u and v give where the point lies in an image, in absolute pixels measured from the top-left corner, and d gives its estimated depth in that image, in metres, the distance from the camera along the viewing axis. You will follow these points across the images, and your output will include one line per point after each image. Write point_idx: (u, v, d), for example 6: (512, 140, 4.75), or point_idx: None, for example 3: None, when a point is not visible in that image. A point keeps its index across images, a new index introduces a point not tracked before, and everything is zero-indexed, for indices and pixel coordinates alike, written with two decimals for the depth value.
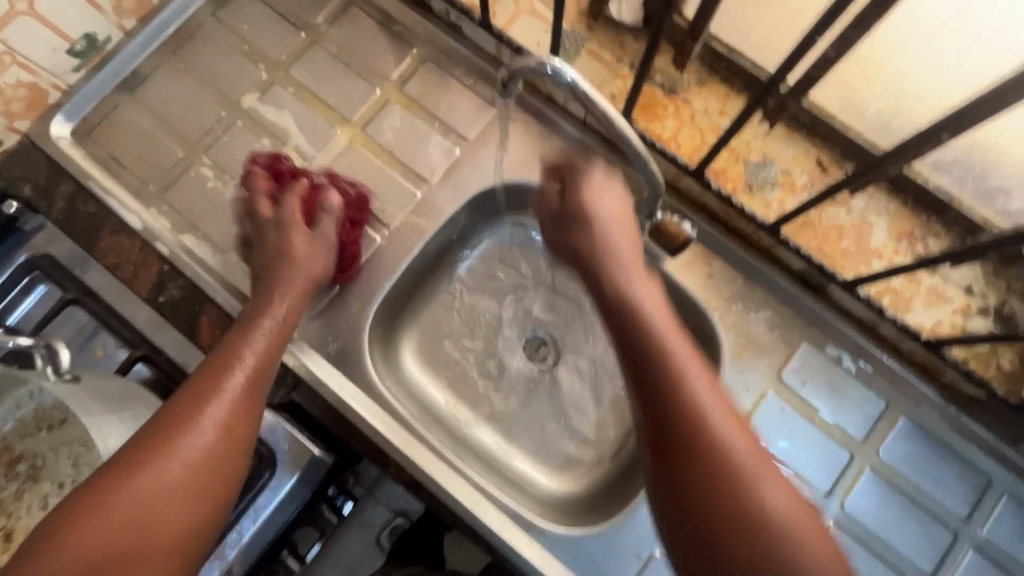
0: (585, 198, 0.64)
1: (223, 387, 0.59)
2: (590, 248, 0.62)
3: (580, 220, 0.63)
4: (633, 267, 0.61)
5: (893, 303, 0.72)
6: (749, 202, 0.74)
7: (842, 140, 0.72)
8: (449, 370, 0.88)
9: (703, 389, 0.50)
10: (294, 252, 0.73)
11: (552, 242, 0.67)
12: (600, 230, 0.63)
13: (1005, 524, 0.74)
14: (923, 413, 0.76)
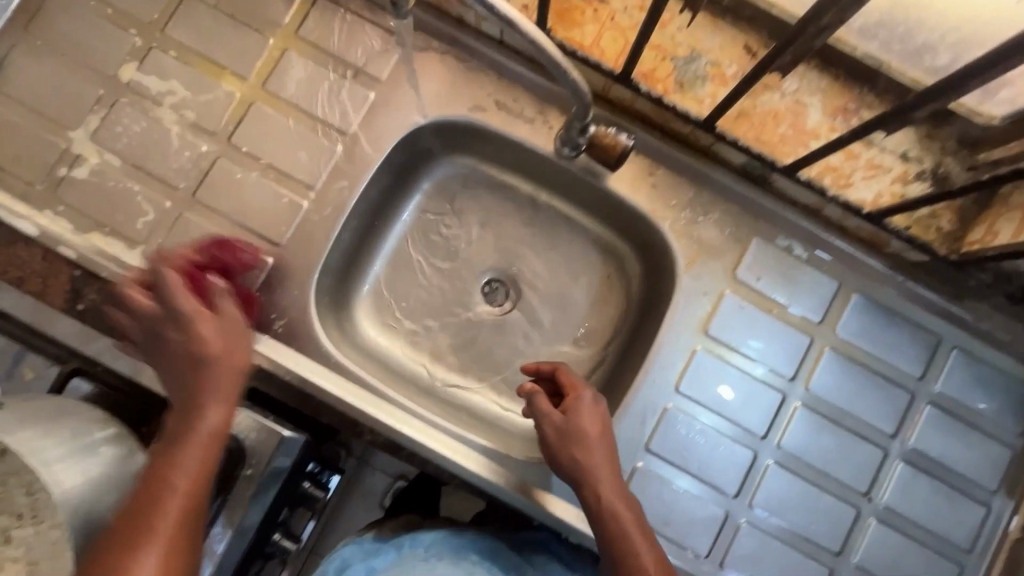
0: (575, 422, 0.67)
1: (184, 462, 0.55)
2: (575, 470, 0.65)
3: (571, 444, 0.66)
4: (598, 441, 0.66)
5: (834, 182, 0.71)
6: (682, 101, 0.71)
7: (768, 19, 0.68)
8: (409, 328, 0.86)
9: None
10: (200, 336, 0.62)
11: (548, 455, 0.68)
12: (576, 449, 0.65)
13: (957, 375, 0.78)
14: (873, 286, 0.78)
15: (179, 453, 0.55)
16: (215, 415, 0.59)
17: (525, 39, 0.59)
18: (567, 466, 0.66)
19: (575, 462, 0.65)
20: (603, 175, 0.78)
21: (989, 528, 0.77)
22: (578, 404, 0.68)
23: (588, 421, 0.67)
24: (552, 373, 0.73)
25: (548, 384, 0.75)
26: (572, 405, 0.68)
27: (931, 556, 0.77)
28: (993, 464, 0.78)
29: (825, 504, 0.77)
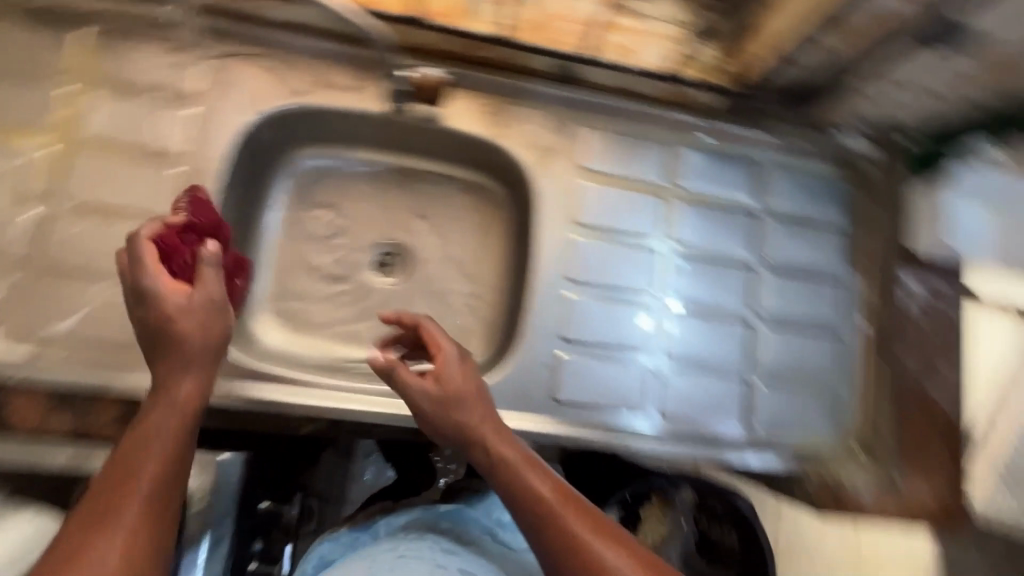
0: (445, 387, 0.63)
1: (128, 493, 0.48)
2: (456, 432, 0.62)
3: (455, 411, 0.62)
4: (477, 412, 0.62)
5: (622, 58, 0.84)
6: (477, 29, 0.81)
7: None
8: (314, 321, 0.88)
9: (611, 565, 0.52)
10: (169, 312, 0.56)
11: (428, 424, 0.64)
12: (458, 413, 0.62)
13: (782, 187, 0.92)
14: (694, 137, 0.89)
15: (138, 466, 0.49)
16: (198, 383, 0.56)
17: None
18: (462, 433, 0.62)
19: (463, 426, 0.62)
20: (439, 117, 0.84)
21: (853, 299, 0.91)
22: (448, 351, 0.66)
23: (457, 376, 0.64)
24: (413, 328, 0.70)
25: (411, 341, 0.73)
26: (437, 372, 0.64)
27: (821, 340, 0.88)
28: (835, 247, 0.92)
29: (723, 329, 0.87)
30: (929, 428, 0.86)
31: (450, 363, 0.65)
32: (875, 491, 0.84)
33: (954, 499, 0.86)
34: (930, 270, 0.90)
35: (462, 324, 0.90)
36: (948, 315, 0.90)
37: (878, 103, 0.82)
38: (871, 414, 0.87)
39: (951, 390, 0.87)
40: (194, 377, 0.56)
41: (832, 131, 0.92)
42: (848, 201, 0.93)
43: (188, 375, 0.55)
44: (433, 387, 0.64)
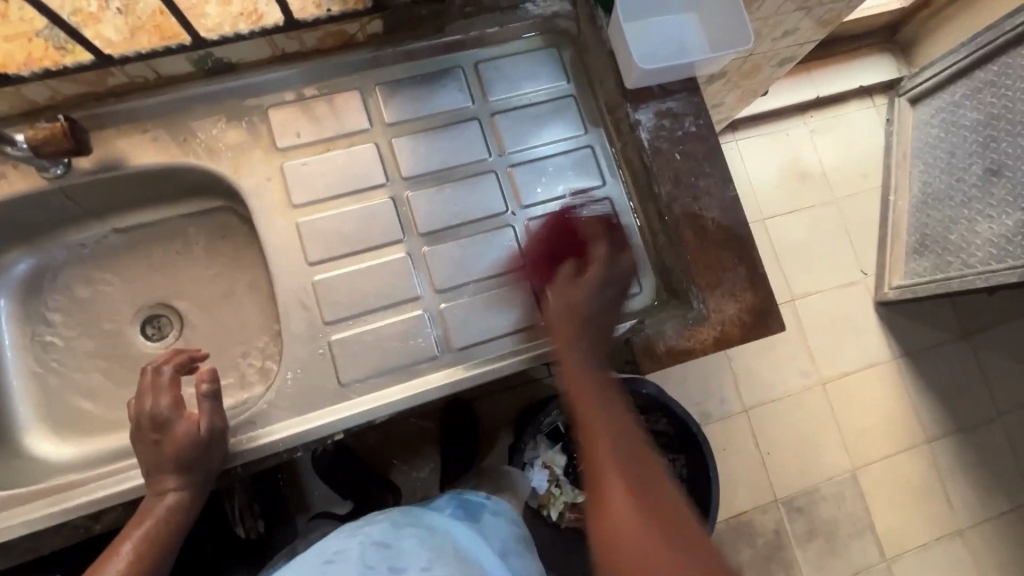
0: (167, 424, 0.66)
1: (143, 524, 0.63)
2: (146, 460, 0.66)
3: (158, 430, 0.65)
4: (179, 435, 0.66)
5: (252, 24, 0.75)
6: (74, 59, 0.71)
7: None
8: (98, 414, 0.83)
9: (588, 383, 0.68)
10: (188, 439, 0.66)
11: (148, 440, 0.66)
12: (171, 425, 0.66)
13: (493, 80, 0.88)
14: (383, 72, 0.86)
15: (138, 527, 0.63)
16: (184, 489, 0.66)
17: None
18: (155, 452, 0.65)
19: (183, 445, 0.65)
20: (109, 163, 0.78)
21: (604, 157, 0.89)
22: (166, 384, 0.68)
23: (160, 390, 0.67)
24: (180, 380, 0.70)
25: (165, 463, 0.65)
26: (166, 404, 0.67)
27: (585, 208, 0.87)
28: (569, 114, 0.89)
29: (489, 240, 0.84)
30: (716, 245, 0.82)
31: (167, 393, 0.67)
32: (683, 329, 0.80)
33: (765, 306, 0.81)
34: (665, 93, 0.85)
35: (253, 350, 0.87)
36: (686, 129, 0.85)
37: None
38: (659, 256, 0.86)
39: (727, 201, 0.83)
40: (184, 483, 0.66)
41: (516, 6, 0.87)
42: (563, 66, 0.90)
43: (181, 481, 0.65)
44: (164, 416, 0.66)
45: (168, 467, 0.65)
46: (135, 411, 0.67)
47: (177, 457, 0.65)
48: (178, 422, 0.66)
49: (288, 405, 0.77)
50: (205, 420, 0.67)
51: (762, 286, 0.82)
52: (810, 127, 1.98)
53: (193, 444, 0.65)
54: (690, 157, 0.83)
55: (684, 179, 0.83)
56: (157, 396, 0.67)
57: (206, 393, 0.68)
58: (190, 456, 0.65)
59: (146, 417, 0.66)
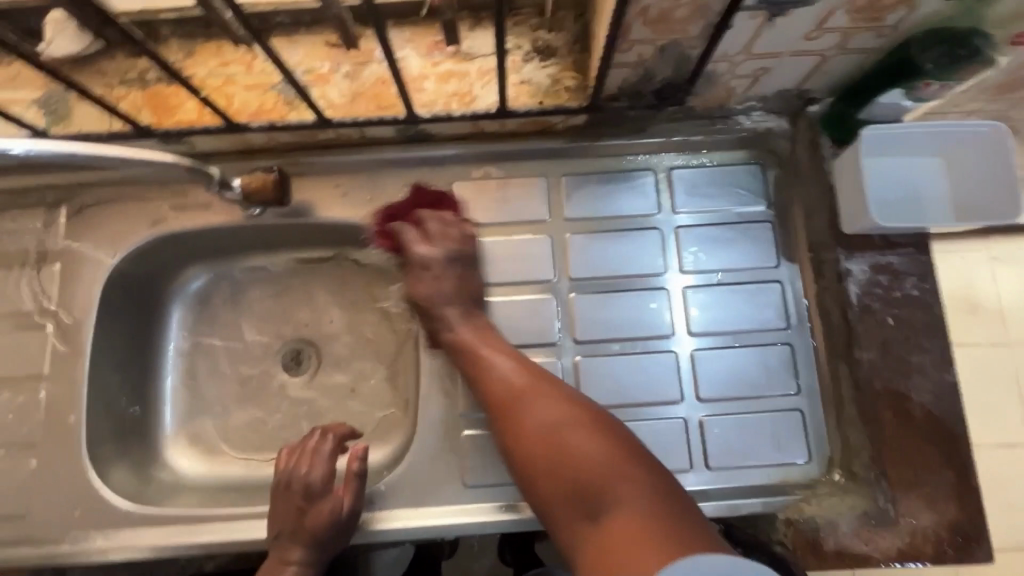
0: (312, 494, 0.65)
1: None
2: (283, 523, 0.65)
3: (304, 496, 0.65)
4: (320, 508, 0.65)
5: (463, 103, 0.74)
6: (296, 114, 0.74)
7: (303, 12, 0.72)
8: (230, 438, 0.86)
9: (555, 426, 0.63)
10: (326, 516, 0.64)
11: (291, 504, 0.65)
12: (317, 497, 0.65)
13: (685, 192, 0.81)
14: (571, 163, 0.82)
15: None
16: (306, 565, 0.64)
17: (117, 159, 0.60)
18: (295, 518, 0.65)
19: (321, 522, 0.64)
20: (300, 210, 0.81)
21: (793, 297, 0.77)
22: (322, 451, 0.68)
23: (314, 455, 0.67)
24: (336, 450, 0.70)
25: (302, 533, 0.64)
26: (317, 473, 0.66)
27: (761, 351, 0.76)
28: (765, 242, 0.79)
29: (649, 364, 0.77)
30: (918, 436, 0.69)
31: (321, 461, 0.67)
32: (860, 528, 0.68)
33: (970, 528, 0.67)
34: (888, 244, 0.74)
35: (379, 410, 0.86)
36: (906, 291, 0.73)
37: (757, 78, 0.71)
38: (841, 429, 0.73)
39: (942, 385, 0.70)
40: (309, 559, 0.64)
41: (729, 116, 0.80)
42: (765, 187, 0.81)
43: (308, 555, 0.64)
44: (312, 484, 0.66)
45: (300, 538, 0.64)
46: (289, 467, 0.67)
47: (313, 532, 0.64)
48: (323, 496, 0.65)
49: (406, 493, 0.73)
50: (347, 501, 0.66)
51: (970, 501, 0.68)
52: None
53: (332, 524, 0.64)
54: (904, 326, 0.72)
55: (894, 348, 0.71)
56: (311, 461, 0.67)
57: (354, 474, 0.66)
58: (325, 539, 0.64)
59: (297, 481, 0.66)
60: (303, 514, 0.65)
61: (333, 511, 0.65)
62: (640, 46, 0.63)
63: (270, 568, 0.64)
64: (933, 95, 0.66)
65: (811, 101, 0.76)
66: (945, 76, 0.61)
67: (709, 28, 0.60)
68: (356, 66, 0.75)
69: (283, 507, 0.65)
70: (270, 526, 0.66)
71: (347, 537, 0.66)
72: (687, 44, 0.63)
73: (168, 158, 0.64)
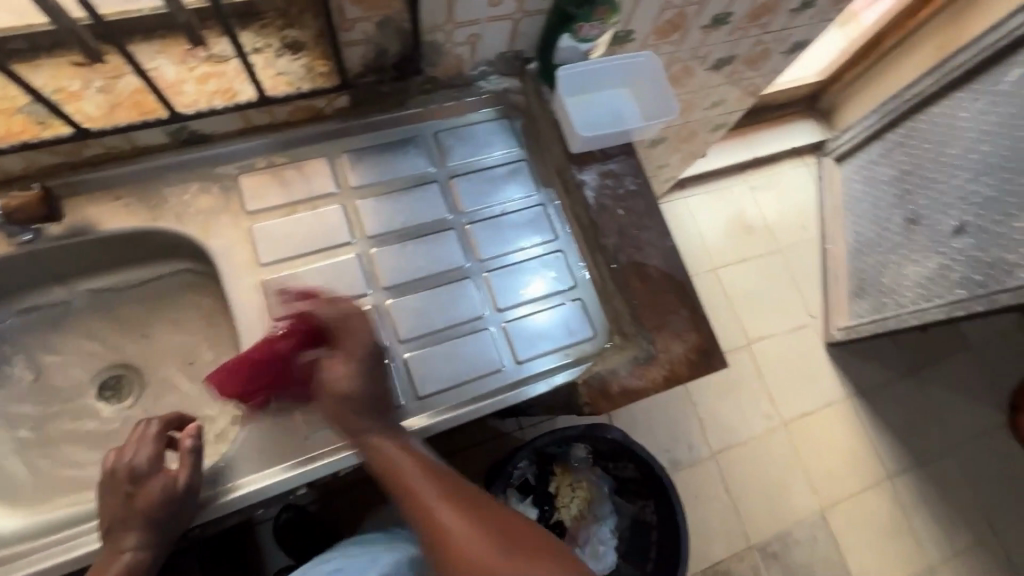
0: (139, 479, 0.65)
1: None
2: (110, 518, 0.64)
3: (132, 484, 0.65)
4: (149, 490, 0.65)
5: (227, 99, 0.82)
6: (50, 132, 0.75)
7: (36, 35, 0.75)
8: (49, 481, 0.81)
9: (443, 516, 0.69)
10: (158, 496, 0.65)
11: (117, 496, 0.65)
12: (145, 482, 0.65)
13: (451, 148, 0.96)
14: (349, 141, 0.93)
15: None
16: (143, 550, 0.64)
17: None
18: (124, 507, 0.64)
19: (153, 502, 0.65)
20: (78, 228, 0.81)
21: (554, 214, 0.96)
22: (147, 439, 0.68)
23: (138, 446, 0.67)
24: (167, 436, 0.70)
25: (132, 518, 0.64)
26: (143, 460, 0.66)
27: (539, 260, 0.93)
28: (522, 176, 0.97)
29: (453, 291, 0.89)
30: (659, 289, 0.89)
31: (145, 448, 0.67)
32: (634, 369, 0.86)
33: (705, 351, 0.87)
34: (606, 156, 0.95)
35: (216, 407, 0.88)
36: (626, 188, 0.94)
37: (473, 43, 0.88)
38: (609, 303, 0.92)
39: (667, 250, 0.92)
40: (146, 543, 0.64)
41: (471, 82, 0.97)
42: (515, 135, 0.99)
43: (144, 539, 0.64)
44: (138, 471, 0.66)
45: (132, 525, 0.64)
46: (112, 461, 0.66)
47: (145, 515, 0.64)
48: (153, 478, 0.65)
49: (250, 461, 0.76)
50: (182, 477, 0.67)
51: (704, 327, 0.89)
52: (751, 184, 2.17)
53: (165, 501, 0.65)
54: (631, 212, 0.92)
55: (628, 231, 0.91)
56: (136, 451, 0.67)
57: (186, 450, 0.68)
58: (160, 517, 0.65)
59: (122, 472, 0.65)
60: (130, 501, 0.65)
61: (166, 490, 0.66)
62: (360, 24, 0.76)
63: (103, 561, 0.63)
64: (592, 36, 0.86)
65: (527, 60, 0.97)
66: (590, 15, 0.82)
67: (408, 2, 0.75)
68: (110, 80, 0.79)
69: (111, 499, 0.64)
70: (99, 523, 0.65)
71: (186, 511, 0.67)
72: (398, 19, 0.77)
73: None
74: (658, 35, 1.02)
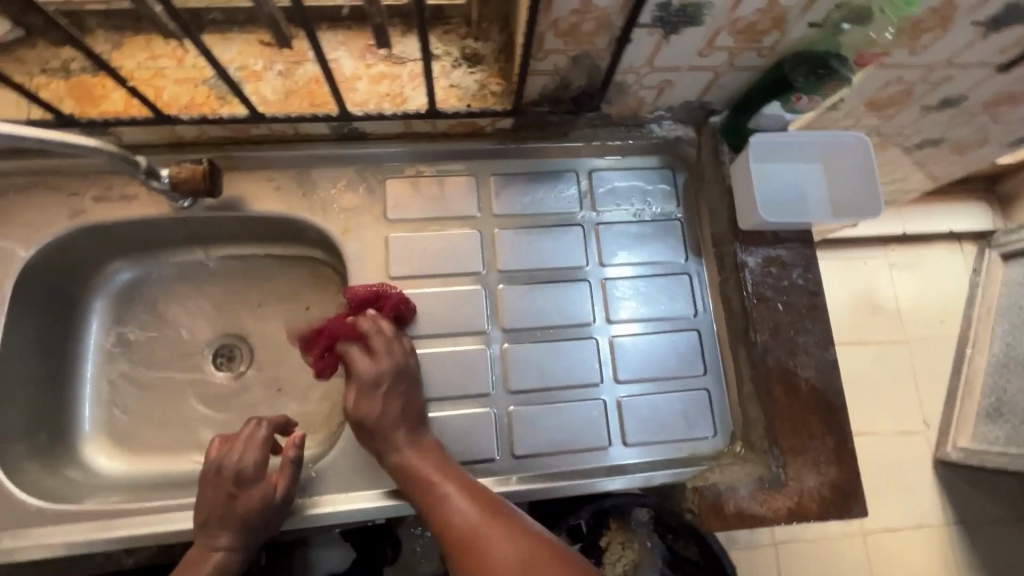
0: (242, 482, 0.67)
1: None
2: (208, 513, 0.66)
3: (234, 485, 0.67)
4: (250, 496, 0.67)
5: (396, 104, 0.78)
6: (227, 109, 0.75)
7: (237, 10, 0.75)
8: (152, 435, 0.84)
9: (477, 529, 0.64)
10: (259, 502, 0.66)
11: (219, 493, 0.66)
12: (247, 485, 0.67)
13: (604, 192, 0.88)
14: (500, 164, 0.87)
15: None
16: (232, 553, 0.65)
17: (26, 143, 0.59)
18: (223, 507, 0.66)
19: (251, 508, 0.66)
20: (230, 204, 0.81)
21: (698, 289, 0.86)
22: (253, 442, 0.70)
23: (245, 447, 0.69)
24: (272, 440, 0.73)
25: (231, 519, 0.65)
26: (249, 462, 0.68)
27: (672, 336, 0.85)
28: (673, 238, 0.88)
29: (572, 349, 0.83)
30: (807, 408, 0.78)
31: (252, 450, 0.69)
32: (758, 491, 0.76)
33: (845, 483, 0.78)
34: (779, 239, 0.83)
35: (312, 403, 0.87)
36: (793, 280, 0.82)
37: (662, 89, 0.79)
38: (739, 404, 0.82)
39: (825, 363, 0.80)
40: (235, 547, 0.65)
41: (641, 124, 0.88)
42: (675, 190, 0.90)
43: (235, 544, 0.65)
44: (243, 473, 0.67)
45: (228, 526, 0.65)
46: (220, 456, 0.68)
47: (243, 519, 0.66)
48: (256, 484, 0.67)
49: (338, 479, 0.75)
50: (282, 486, 0.68)
51: (850, 464, 0.77)
52: (891, 260, 1.84)
53: (263, 508, 0.67)
54: (793, 310, 0.81)
55: (784, 331, 0.80)
56: (244, 452, 0.69)
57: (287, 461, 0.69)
58: (255, 525, 0.66)
59: (227, 471, 0.67)
60: (232, 502, 0.66)
61: (266, 498, 0.67)
62: (554, 55, 0.69)
63: (191, 558, 0.64)
64: (806, 108, 0.75)
65: (711, 112, 0.87)
66: (813, 89, 0.70)
67: (615, 41, 0.67)
68: (290, 64, 0.78)
69: (215, 493, 0.66)
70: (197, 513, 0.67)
71: (276, 522, 0.68)
72: (597, 55, 0.70)
73: (68, 140, 0.62)
74: (870, 109, 0.87)
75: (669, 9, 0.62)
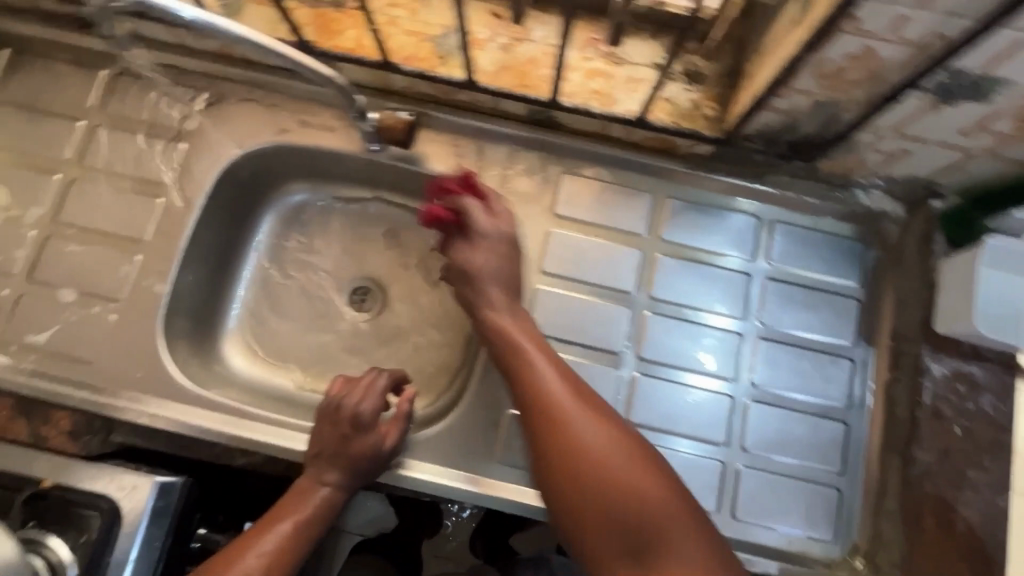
0: (357, 426, 0.71)
1: (295, 511, 0.67)
2: (322, 448, 0.71)
3: (349, 428, 0.71)
4: (362, 441, 0.71)
5: (605, 103, 0.77)
6: (445, 70, 0.77)
7: None
8: (280, 351, 0.89)
9: (601, 484, 0.58)
10: (367, 449, 0.70)
11: (334, 432, 0.71)
12: (361, 431, 0.71)
13: (783, 246, 0.82)
14: (681, 189, 0.83)
15: (293, 507, 0.68)
16: (337, 489, 0.70)
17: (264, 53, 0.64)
18: (335, 445, 0.70)
19: (362, 453, 0.70)
20: (413, 158, 0.83)
21: (859, 379, 0.78)
22: (371, 390, 0.74)
23: (362, 394, 0.73)
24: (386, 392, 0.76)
25: (341, 458, 0.70)
26: (364, 408, 0.72)
27: (815, 421, 0.77)
28: (846, 319, 0.79)
29: (703, 400, 0.78)
30: (956, 554, 0.70)
31: (370, 398, 0.73)
32: None
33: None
34: (973, 355, 0.75)
35: (426, 368, 0.88)
36: (979, 405, 0.74)
37: (895, 158, 0.71)
38: (873, 518, 0.74)
39: (991, 507, 0.71)
40: (341, 485, 0.70)
41: (847, 187, 0.80)
42: (863, 267, 0.81)
43: (341, 482, 0.70)
44: (355, 417, 0.72)
45: (336, 464, 0.70)
46: (342, 396, 0.73)
47: (351, 461, 0.70)
48: (369, 433, 0.71)
49: (440, 454, 0.75)
50: (390, 440, 0.72)
51: None
52: None
53: (370, 455, 0.71)
54: (970, 439, 0.73)
55: (953, 458, 0.72)
56: (357, 397, 0.73)
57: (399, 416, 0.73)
58: (361, 469, 0.70)
59: (346, 413, 0.72)
60: (346, 443, 0.70)
61: (375, 447, 0.71)
62: (797, 95, 0.64)
63: (302, 485, 0.70)
64: None
65: (936, 195, 0.77)
66: None
67: (877, 97, 0.60)
68: (513, 40, 0.78)
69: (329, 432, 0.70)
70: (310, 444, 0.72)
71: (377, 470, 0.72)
72: (845, 107, 0.64)
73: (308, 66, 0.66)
74: None
75: (960, 79, 0.55)
